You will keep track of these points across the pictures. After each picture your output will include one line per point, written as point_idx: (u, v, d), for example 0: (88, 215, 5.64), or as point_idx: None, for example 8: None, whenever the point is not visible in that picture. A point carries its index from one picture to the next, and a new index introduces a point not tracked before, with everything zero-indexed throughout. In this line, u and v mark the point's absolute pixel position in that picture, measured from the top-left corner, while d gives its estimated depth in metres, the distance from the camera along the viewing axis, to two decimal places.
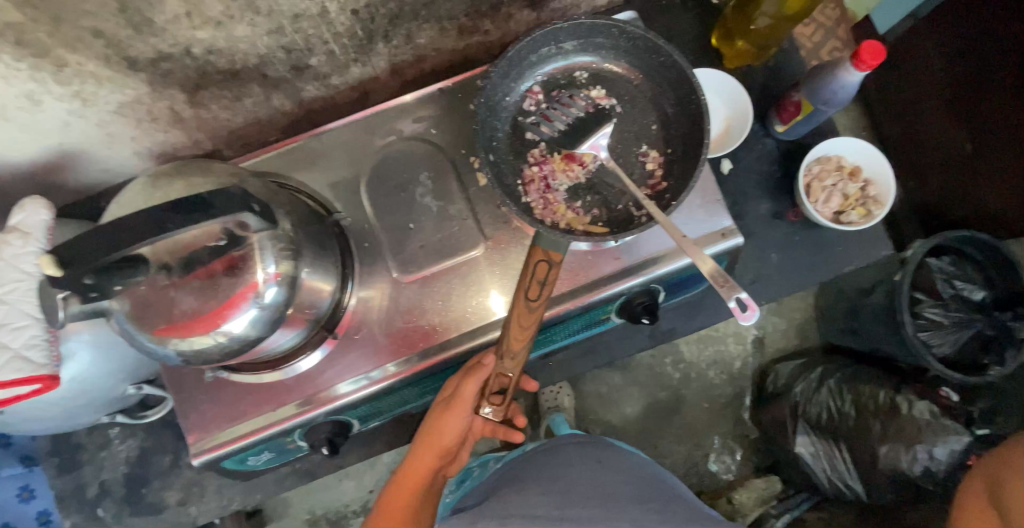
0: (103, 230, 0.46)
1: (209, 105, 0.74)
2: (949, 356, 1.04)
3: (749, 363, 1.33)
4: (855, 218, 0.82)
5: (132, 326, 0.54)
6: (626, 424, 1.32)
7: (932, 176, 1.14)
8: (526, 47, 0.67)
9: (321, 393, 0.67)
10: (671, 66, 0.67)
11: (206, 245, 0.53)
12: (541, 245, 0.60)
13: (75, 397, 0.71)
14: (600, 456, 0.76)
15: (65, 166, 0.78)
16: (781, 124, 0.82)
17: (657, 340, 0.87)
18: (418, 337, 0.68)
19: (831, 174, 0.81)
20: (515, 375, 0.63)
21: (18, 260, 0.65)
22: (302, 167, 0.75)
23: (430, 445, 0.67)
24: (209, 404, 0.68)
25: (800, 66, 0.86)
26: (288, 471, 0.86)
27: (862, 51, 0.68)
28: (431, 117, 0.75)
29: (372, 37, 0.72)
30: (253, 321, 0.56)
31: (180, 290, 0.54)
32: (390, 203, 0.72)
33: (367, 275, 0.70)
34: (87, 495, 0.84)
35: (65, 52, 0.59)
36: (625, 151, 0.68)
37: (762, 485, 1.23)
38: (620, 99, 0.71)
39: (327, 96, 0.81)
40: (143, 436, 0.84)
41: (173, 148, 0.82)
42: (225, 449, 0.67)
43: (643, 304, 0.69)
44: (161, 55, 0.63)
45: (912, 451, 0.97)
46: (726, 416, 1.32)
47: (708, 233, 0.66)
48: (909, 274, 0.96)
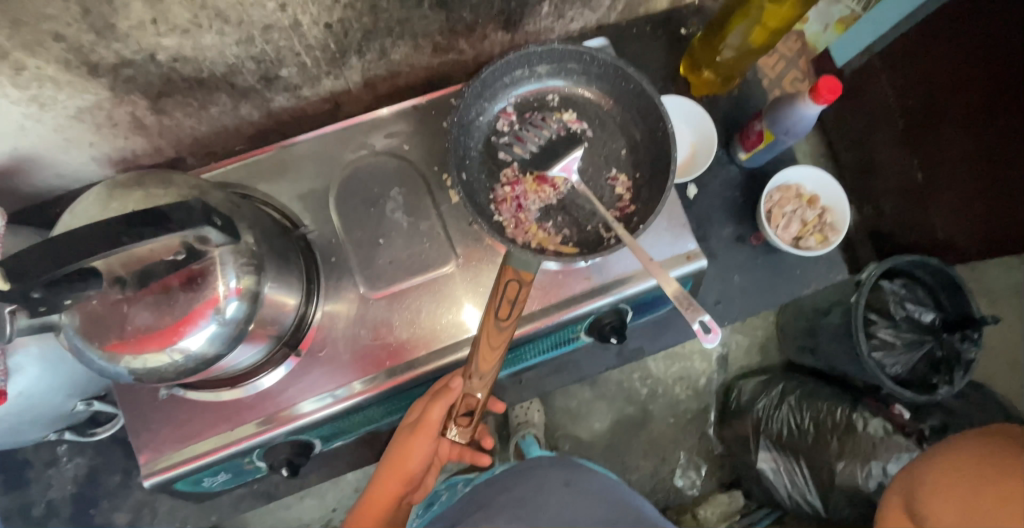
0: (51, 243, 0.44)
1: (173, 113, 0.72)
2: (902, 375, 1.09)
3: (714, 379, 1.35)
4: (813, 243, 0.86)
5: (81, 343, 0.52)
6: (595, 440, 1.33)
7: (886, 202, 1.19)
8: (500, 69, 0.68)
9: (282, 412, 0.65)
10: (640, 94, 0.69)
11: (164, 258, 0.51)
12: (512, 265, 0.60)
13: (21, 413, 0.66)
14: (568, 478, 0.75)
15: (17, 170, 0.74)
16: (744, 152, 0.85)
17: (624, 358, 0.88)
18: (385, 355, 0.67)
19: (791, 201, 0.84)
20: (483, 396, 0.62)
21: None
22: (270, 179, 0.73)
23: (393, 472, 0.66)
24: (163, 423, 0.65)
25: (762, 96, 0.90)
26: (245, 491, 0.83)
27: (821, 85, 0.71)
28: (404, 132, 0.75)
29: (345, 51, 0.71)
30: (211, 338, 0.54)
31: (134, 306, 0.51)
32: (360, 218, 0.71)
33: (334, 290, 0.69)
34: (30, 515, 0.79)
35: (23, 56, 0.56)
36: (595, 174, 0.70)
37: (725, 500, 1.27)
38: (591, 123, 0.72)
39: (298, 107, 0.80)
40: (90, 454, 0.79)
41: (134, 153, 0.79)
42: (178, 470, 0.64)
43: (611, 324, 0.71)
44: (124, 61, 0.61)
45: (868, 467, 1.01)
46: (691, 432, 1.34)
47: (674, 256, 0.68)
48: (864, 295, 1.01)
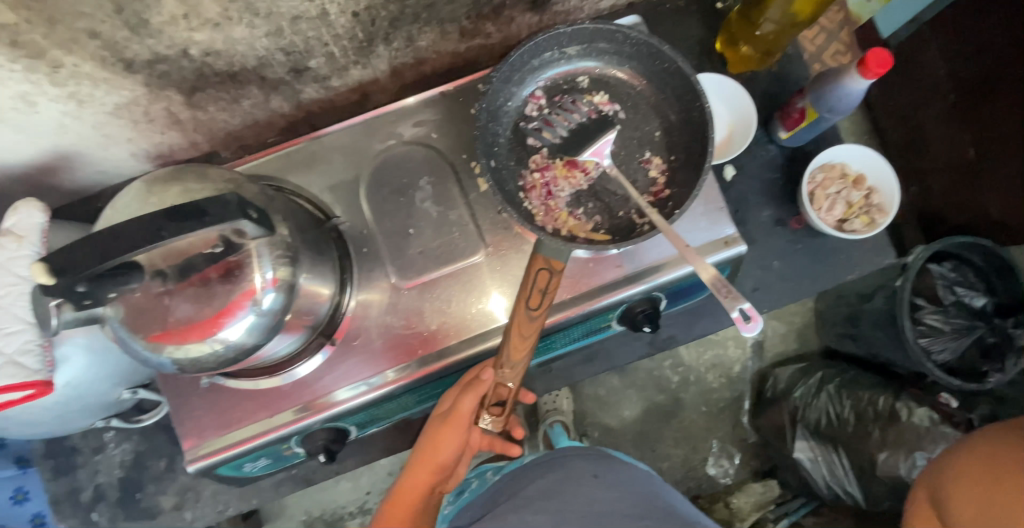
0: (96, 238, 0.45)
1: (207, 107, 0.73)
2: (949, 362, 1.03)
3: (748, 367, 1.32)
4: (859, 226, 0.82)
5: (126, 334, 0.53)
6: (625, 427, 1.32)
7: (935, 181, 1.13)
8: (528, 52, 0.67)
9: (319, 400, 0.66)
10: (675, 73, 0.66)
11: (203, 251, 0.52)
12: (542, 253, 0.59)
13: (68, 402, 0.69)
14: (597, 470, 0.74)
15: (60, 167, 0.77)
16: (785, 131, 0.81)
17: (656, 347, 0.86)
18: (417, 343, 0.68)
19: (835, 181, 0.81)
20: (514, 385, 0.62)
21: (12, 264, 0.63)
22: (300, 170, 0.74)
23: (425, 461, 0.67)
24: (205, 410, 0.67)
25: (804, 71, 0.86)
26: (284, 476, 0.85)
27: (869, 59, 0.67)
28: (431, 121, 0.74)
29: (372, 39, 0.71)
30: (249, 329, 0.55)
31: (175, 298, 0.53)
32: (389, 208, 0.71)
33: (366, 279, 0.69)
34: (81, 498, 0.82)
35: (60, 54, 0.58)
36: (628, 157, 0.68)
37: (759, 489, 1.26)
38: (623, 105, 0.70)
39: (326, 98, 0.81)
40: (137, 440, 0.82)
41: (170, 148, 0.81)
42: (220, 456, 0.66)
43: (644, 312, 0.68)
44: (158, 56, 0.62)
45: (912, 458, 0.95)
46: (724, 420, 1.31)
47: (711, 242, 0.66)
48: (910, 280, 0.97)
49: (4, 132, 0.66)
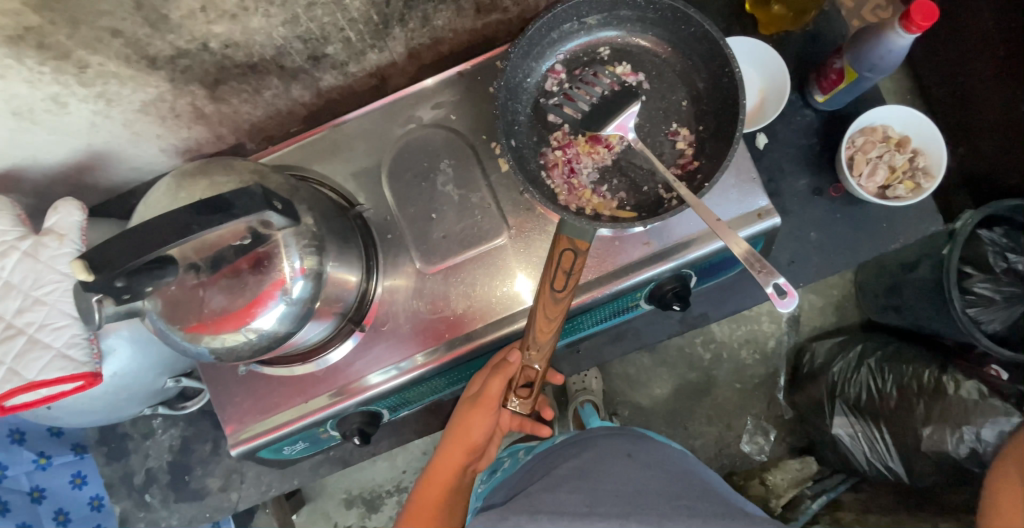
0: (130, 234, 0.46)
1: (230, 100, 0.74)
2: (1000, 332, 0.99)
3: (784, 341, 1.29)
4: (903, 192, 0.76)
5: (165, 325, 0.55)
6: (656, 406, 1.31)
7: (984, 140, 1.06)
8: (546, 24, 0.64)
9: (352, 384, 0.68)
10: (702, 38, 0.63)
11: (232, 243, 0.53)
12: (566, 233, 0.58)
13: (116, 391, 0.72)
14: (631, 449, 0.74)
15: (95, 166, 0.79)
16: (821, 94, 0.77)
17: (687, 325, 0.84)
18: (444, 327, 0.68)
19: (877, 145, 0.76)
20: (541, 368, 0.62)
21: (56, 262, 0.66)
22: (323, 158, 0.74)
23: (457, 443, 0.67)
24: (243, 396, 0.69)
25: (842, 29, 0.81)
26: (322, 458, 0.87)
27: (913, 11, 0.62)
28: (450, 102, 0.73)
29: (388, 21, 0.70)
30: (281, 317, 0.56)
31: (209, 290, 0.54)
32: (412, 193, 0.71)
33: (392, 265, 0.69)
34: (134, 482, 0.86)
35: (86, 54, 0.59)
36: (654, 130, 0.65)
37: (796, 466, 1.21)
38: (647, 74, 0.67)
39: (346, 85, 0.80)
40: (184, 425, 0.86)
41: (197, 143, 0.82)
42: (261, 440, 0.68)
43: (673, 290, 0.67)
44: (180, 51, 0.62)
45: (958, 432, 0.91)
46: (759, 396, 1.29)
47: (743, 215, 0.63)
48: (957, 248, 0.92)
49: (40, 133, 0.69)
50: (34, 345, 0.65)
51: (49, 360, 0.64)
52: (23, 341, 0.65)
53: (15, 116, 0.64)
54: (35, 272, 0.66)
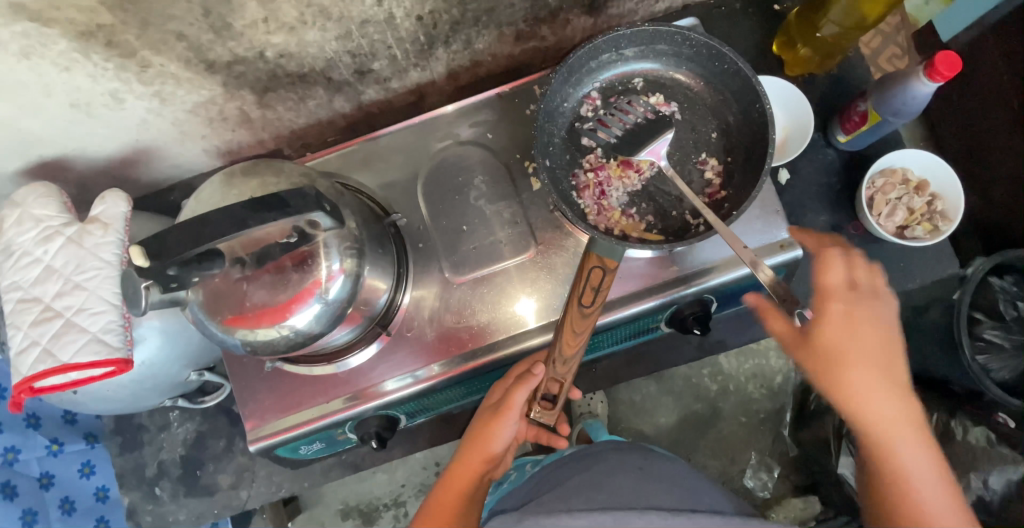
0: (188, 226, 0.49)
1: (276, 106, 0.78)
2: (1010, 381, 0.98)
3: (791, 379, 1.29)
4: (920, 233, 0.78)
5: (204, 316, 0.57)
6: (661, 434, 1.30)
7: (998, 190, 1.08)
8: (587, 53, 0.68)
9: (370, 388, 0.69)
10: (735, 74, 0.66)
11: (278, 241, 0.56)
12: (596, 251, 0.60)
13: (142, 380, 0.73)
14: (642, 463, 0.77)
15: (139, 162, 0.82)
16: (843, 134, 0.80)
17: (704, 351, 0.86)
18: (467, 336, 0.70)
19: (896, 187, 0.78)
20: (565, 380, 0.63)
21: (99, 250, 0.69)
22: (359, 168, 0.77)
23: (476, 451, 0.68)
24: (266, 393, 0.70)
25: (866, 75, 0.84)
26: (334, 461, 0.87)
27: (937, 62, 0.66)
28: (486, 121, 0.76)
29: (433, 42, 0.74)
30: (317, 316, 0.58)
31: (252, 284, 0.56)
32: (445, 206, 0.73)
33: (421, 274, 0.71)
34: (145, 474, 0.86)
35: (150, 54, 0.62)
36: (684, 158, 0.68)
37: (798, 505, 1.25)
38: (680, 105, 0.70)
39: (385, 100, 0.84)
40: (199, 420, 0.86)
41: (238, 146, 0.85)
42: (281, 437, 0.69)
43: (694, 314, 0.68)
44: (237, 58, 0.66)
45: (967, 479, 0.97)
46: (764, 431, 1.28)
47: (767, 244, 0.65)
48: (968, 293, 0.94)
49: (93, 126, 0.72)
50: (71, 328, 0.66)
51: (85, 343, 0.66)
52: (60, 323, 0.67)
53: (73, 108, 0.68)
54: (78, 258, 0.68)
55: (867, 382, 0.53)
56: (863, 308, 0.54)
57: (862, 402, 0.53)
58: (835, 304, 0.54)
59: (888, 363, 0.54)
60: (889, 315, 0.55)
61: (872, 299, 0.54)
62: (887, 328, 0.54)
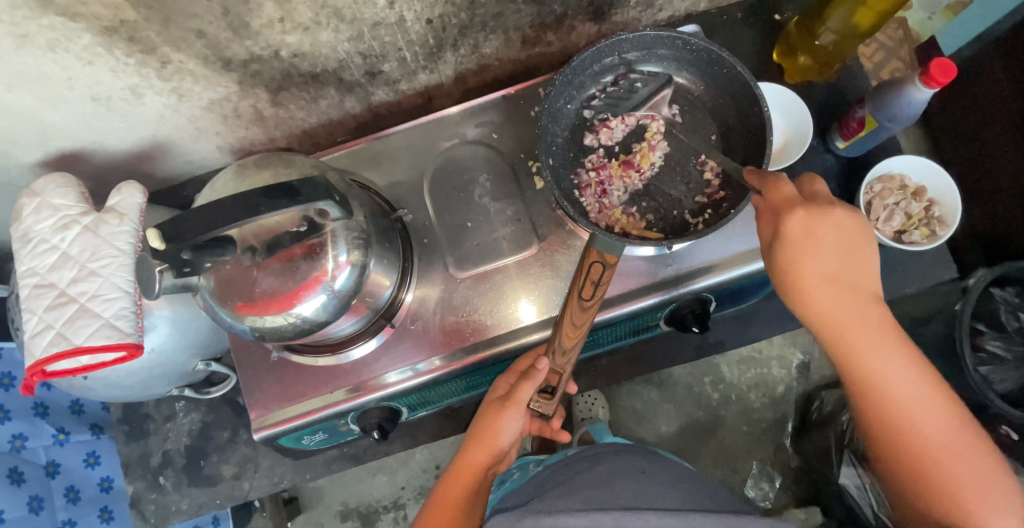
0: (202, 211, 0.51)
1: (288, 105, 0.80)
2: (1012, 393, 0.98)
3: (793, 388, 1.29)
4: (918, 238, 0.80)
5: (215, 302, 0.59)
6: (661, 441, 1.30)
7: (999, 202, 1.09)
8: (590, 57, 0.69)
9: (371, 381, 0.70)
10: (735, 78, 0.68)
11: (289, 229, 0.58)
12: (596, 247, 0.61)
13: (151, 367, 0.75)
14: (644, 466, 0.77)
15: (155, 156, 0.85)
16: (842, 140, 0.81)
17: (703, 352, 0.86)
18: (469, 330, 0.71)
19: (894, 192, 0.79)
20: (565, 372, 0.64)
21: (114, 238, 0.71)
22: (367, 167, 0.79)
23: (481, 445, 0.69)
24: (271, 382, 0.72)
25: (865, 84, 0.86)
26: (336, 454, 0.88)
27: (932, 68, 0.69)
28: (492, 122, 0.78)
29: (442, 45, 0.76)
30: (323, 305, 0.60)
31: (262, 272, 0.58)
32: (450, 203, 0.75)
33: (425, 269, 0.73)
34: (150, 463, 0.88)
35: (169, 51, 0.64)
36: (683, 159, 0.70)
37: (801, 516, 1.22)
38: (679, 108, 0.72)
39: (395, 102, 0.86)
40: (205, 411, 0.88)
41: (251, 144, 0.88)
42: (285, 426, 0.70)
43: (693, 312, 0.70)
44: (253, 56, 0.68)
45: None
46: (766, 441, 1.28)
47: None
48: (969, 305, 0.95)
49: (112, 120, 0.75)
50: (85, 313, 0.68)
51: (98, 328, 0.68)
52: (75, 308, 0.69)
53: (94, 101, 0.70)
54: (94, 245, 0.70)
55: (827, 292, 0.56)
56: (820, 221, 0.54)
57: (822, 309, 0.57)
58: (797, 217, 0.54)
59: (846, 267, 0.56)
60: (847, 221, 0.55)
61: (829, 207, 0.55)
62: (845, 237, 0.56)
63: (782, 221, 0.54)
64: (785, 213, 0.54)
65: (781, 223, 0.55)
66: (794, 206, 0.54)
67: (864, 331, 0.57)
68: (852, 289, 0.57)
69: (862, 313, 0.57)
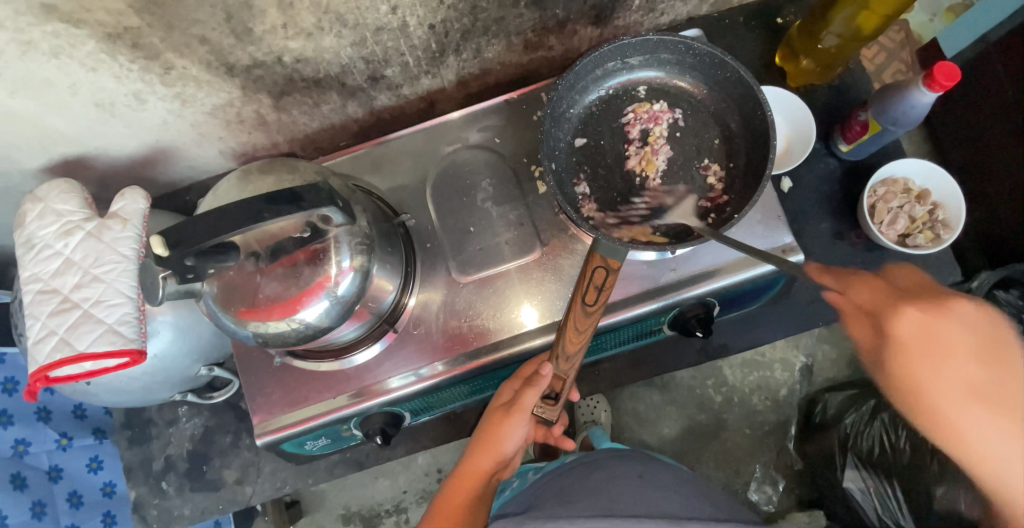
0: (205, 217, 0.51)
1: (291, 110, 0.80)
2: None
3: (796, 391, 1.29)
4: (922, 241, 0.80)
5: (218, 308, 0.59)
6: (664, 445, 1.30)
7: (1002, 204, 1.09)
8: (593, 61, 0.70)
9: (374, 386, 0.70)
10: (737, 82, 0.68)
11: (291, 235, 0.58)
12: (599, 252, 0.61)
13: (155, 373, 0.75)
14: (642, 470, 0.78)
15: (158, 161, 0.85)
16: (845, 143, 0.81)
17: (707, 355, 0.86)
18: (472, 335, 0.71)
19: (898, 195, 0.79)
20: (569, 376, 0.64)
21: (117, 244, 0.71)
22: (369, 171, 0.79)
23: (484, 451, 0.69)
24: (274, 387, 0.72)
25: (868, 87, 0.86)
26: (338, 459, 0.88)
27: (936, 72, 0.68)
28: (495, 126, 0.78)
29: (444, 50, 0.76)
30: (326, 311, 0.60)
31: (265, 277, 0.58)
32: (452, 207, 0.75)
33: (428, 274, 0.73)
34: (153, 468, 0.88)
35: (173, 57, 0.65)
36: (686, 163, 0.69)
37: (804, 519, 1.21)
38: (682, 112, 0.72)
39: (397, 106, 0.86)
40: (207, 415, 0.88)
41: (253, 148, 0.88)
42: (288, 432, 0.70)
43: (697, 317, 0.69)
44: (256, 62, 0.68)
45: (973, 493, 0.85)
46: (769, 444, 1.28)
47: (769, 249, 0.67)
48: None
49: (116, 125, 0.75)
50: (88, 318, 0.68)
51: (101, 334, 0.68)
52: (78, 314, 0.68)
53: (98, 107, 0.70)
54: (97, 251, 0.70)
55: (965, 404, 0.53)
56: (937, 322, 0.53)
57: (956, 424, 0.53)
58: (908, 319, 0.53)
59: (975, 373, 0.53)
60: (973, 320, 0.54)
61: (948, 309, 0.53)
62: (971, 336, 0.53)
63: (888, 325, 0.54)
64: (891, 316, 0.53)
65: (887, 326, 0.54)
66: (902, 306, 0.53)
67: (1013, 447, 0.52)
68: (995, 399, 0.52)
69: (1011, 426, 0.52)
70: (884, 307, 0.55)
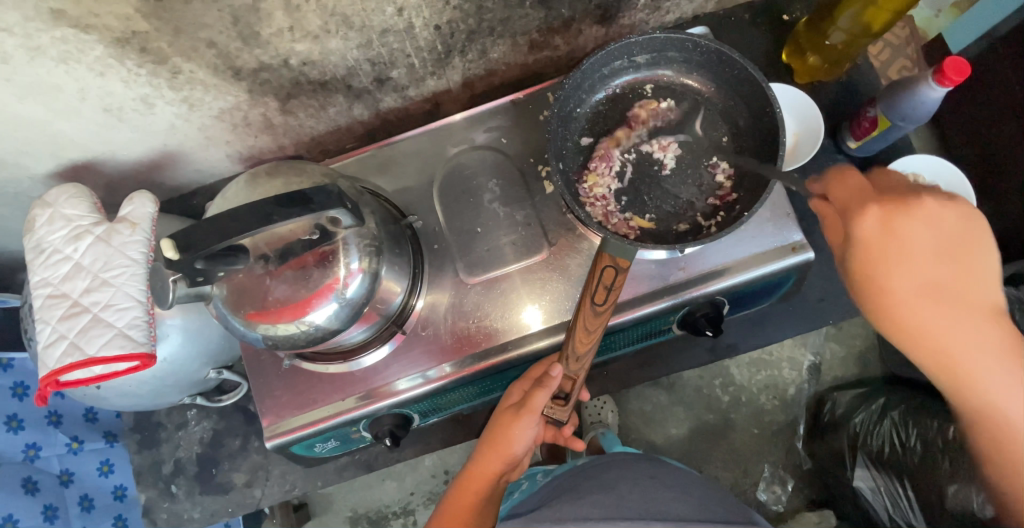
0: (213, 221, 0.51)
1: (297, 113, 0.80)
2: None
3: (804, 389, 1.28)
4: None
5: (228, 311, 0.59)
6: (671, 446, 1.29)
7: (1011, 200, 1.08)
8: (600, 60, 0.69)
9: (382, 388, 0.70)
10: (745, 80, 0.68)
11: (301, 238, 0.58)
12: (609, 251, 0.59)
13: (164, 376, 0.75)
14: (654, 471, 0.78)
15: (164, 166, 0.85)
16: (854, 140, 0.81)
17: (716, 354, 0.86)
18: (481, 337, 0.71)
19: None
20: (579, 376, 0.64)
21: (126, 248, 0.71)
22: (375, 173, 0.79)
23: (494, 453, 0.69)
24: (283, 389, 0.72)
25: (876, 84, 0.85)
26: (348, 460, 0.88)
27: (946, 68, 0.67)
28: (501, 127, 0.78)
29: (450, 51, 0.76)
30: (334, 314, 0.59)
31: (275, 279, 0.58)
32: (459, 208, 0.75)
33: (435, 276, 0.73)
34: (162, 471, 0.88)
35: (181, 61, 0.65)
36: (694, 162, 0.69)
37: (813, 519, 1.20)
38: (690, 110, 0.72)
39: (402, 107, 0.86)
40: (216, 419, 0.88)
41: (259, 152, 0.88)
42: (297, 434, 0.70)
43: (706, 315, 0.69)
44: (262, 65, 0.68)
45: (981, 491, 0.81)
46: (777, 443, 1.27)
47: (778, 247, 0.67)
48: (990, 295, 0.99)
49: (124, 130, 0.75)
50: (97, 322, 0.68)
51: (111, 337, 0.68)
52: (88, 318, 0.69)
53: (106, 112, 0.71)
54: (106, 255, 0.70)
55: (930, 308, 0.51)
56: (903, 220, 0.51)
57: (920, 324, 0.52)
58: (872, 217, 0.52)
59: (938, 274, 0.51)
60: (940, 217, 0.51)
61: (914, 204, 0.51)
62: (936, 237, 0.51)
63: (851, 223, 0.52)
64: (855, 213, 0.52)
65: (851, 226, 0.52)
66: (867, 204, 0.52)
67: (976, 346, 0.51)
68: (948, 296, 0.51)
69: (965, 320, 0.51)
70: (852, 205, 0.53)
